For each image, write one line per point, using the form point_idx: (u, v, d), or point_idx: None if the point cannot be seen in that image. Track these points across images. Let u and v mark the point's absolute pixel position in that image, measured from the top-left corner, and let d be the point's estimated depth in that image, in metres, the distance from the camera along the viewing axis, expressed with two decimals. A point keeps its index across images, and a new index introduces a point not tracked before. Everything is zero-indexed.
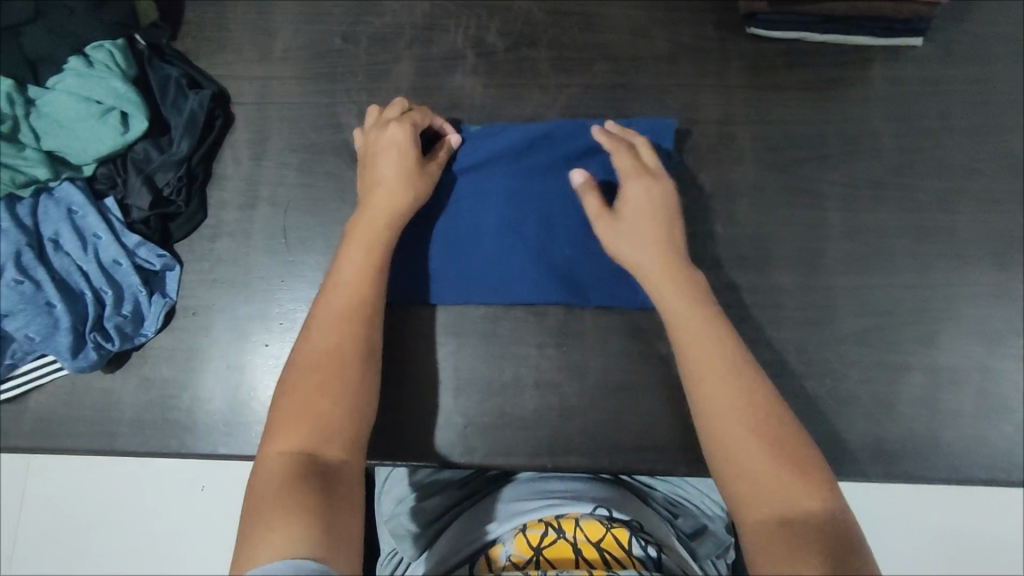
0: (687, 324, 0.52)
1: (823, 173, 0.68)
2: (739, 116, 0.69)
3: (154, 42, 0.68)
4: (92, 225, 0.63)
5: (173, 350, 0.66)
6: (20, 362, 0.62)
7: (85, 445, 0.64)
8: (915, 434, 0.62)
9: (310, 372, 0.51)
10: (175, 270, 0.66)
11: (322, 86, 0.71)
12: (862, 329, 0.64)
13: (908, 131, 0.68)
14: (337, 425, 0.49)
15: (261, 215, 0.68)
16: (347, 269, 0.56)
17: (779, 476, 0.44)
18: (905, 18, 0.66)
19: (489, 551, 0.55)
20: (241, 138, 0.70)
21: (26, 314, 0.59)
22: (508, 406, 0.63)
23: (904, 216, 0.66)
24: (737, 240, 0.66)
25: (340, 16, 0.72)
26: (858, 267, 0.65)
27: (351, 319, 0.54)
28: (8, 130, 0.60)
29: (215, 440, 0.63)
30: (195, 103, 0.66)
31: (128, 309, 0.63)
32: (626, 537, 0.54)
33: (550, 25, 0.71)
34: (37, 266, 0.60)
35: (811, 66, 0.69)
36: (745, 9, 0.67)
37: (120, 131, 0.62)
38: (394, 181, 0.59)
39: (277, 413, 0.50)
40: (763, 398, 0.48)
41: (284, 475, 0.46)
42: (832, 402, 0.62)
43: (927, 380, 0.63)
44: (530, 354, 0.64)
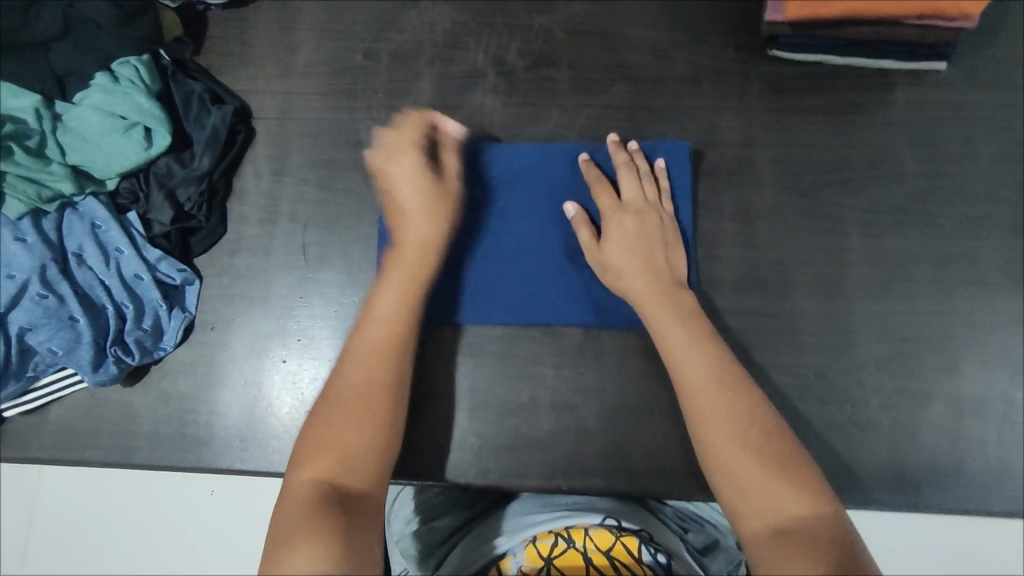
0: (690, 358, 0.63)
1: (845, 198, 0.76)
2: (758, 139, 0.78)
3: (177, 57, 0.78)
4: (115, 240, 0.73)
5: (191, 365, 0.77)
6: (41, 375, 0.73)
7: (103, 455, 0.75)
8: (935, 460, 0.71)
9: (342, 408, 0.59)
10: (194, 284, 0.77)
11: (342, 103, 0.81)
12: (883, 355, 0.73)
13: (931, 156, 0.77)
14: (364, 457, 0.57)
15: (282, 230, 0.79)
16: (381, 315, 0.65)
17: (773, 485, 0.54)
18: (930, 43, 0.74)
19: (500, 564, 0.62)
20: (264, 151, 0.81)
21: (49, 327, 0.70)
22: (524, 427, 0.73)
23: (926, 242, 0.75)
24: (756, 262, 0.75)
25: (362, 34, 0.82)
26: (878, 292, 0.74)
27: (385, 356, 0.62)
28: (35, 146, 0.71)
29: (234, 455, 0.74)
30: (217, 120, 0.75)
31: (147, 323, 0.74)
32: (636, 545, 0.60)
33: (569, 44, 0.81)
34: (61, 281, 0.71)
35: (833, 88, 0.78)
36: (769, 32, 0.75)
37: (143, 146, 0.72)
38: (416, 216, 0.70)
39: (309, 443, 0.57)
40: (763, 416, 0.58)
41: (309, 498, 0.52)
42: (853, 428, 0.72)
43: (948, 410, 0.72)
44: (546, 375, 0.74)
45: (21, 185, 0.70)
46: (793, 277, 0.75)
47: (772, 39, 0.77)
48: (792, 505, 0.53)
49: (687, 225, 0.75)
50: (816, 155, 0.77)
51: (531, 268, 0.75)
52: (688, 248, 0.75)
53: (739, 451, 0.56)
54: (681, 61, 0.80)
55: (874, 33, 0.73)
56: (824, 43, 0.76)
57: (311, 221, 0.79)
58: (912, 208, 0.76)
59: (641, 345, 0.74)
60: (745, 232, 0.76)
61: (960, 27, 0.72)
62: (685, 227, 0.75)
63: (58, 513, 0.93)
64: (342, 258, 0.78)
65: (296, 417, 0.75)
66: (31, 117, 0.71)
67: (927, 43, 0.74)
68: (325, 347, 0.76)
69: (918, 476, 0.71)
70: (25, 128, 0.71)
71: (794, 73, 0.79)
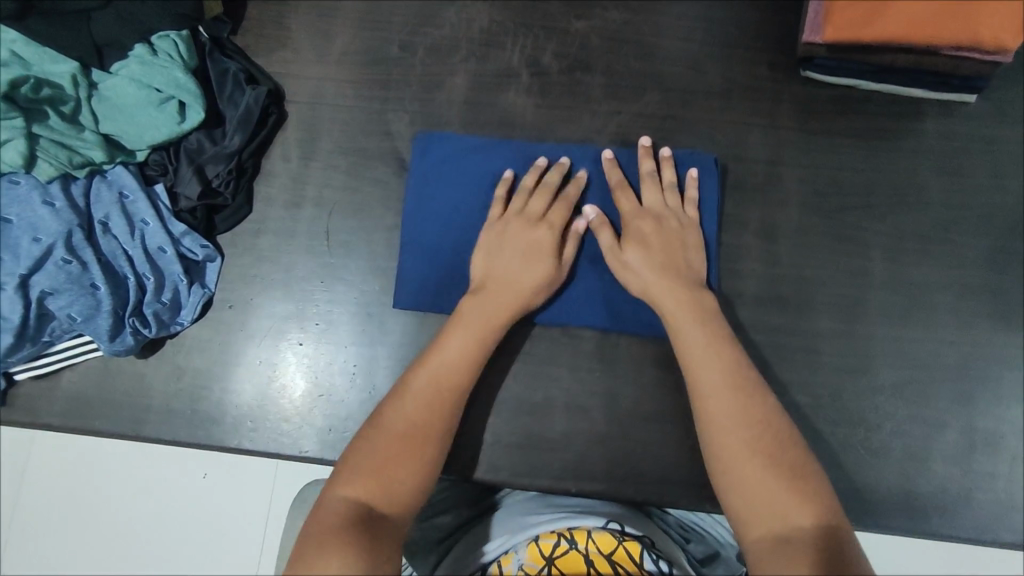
0: (707, 358, 0.61)
1: (869, 222, 0.76)
2: (787, 159, 0.77)
3: (215, 34, 0.75)
4: (141, 210, 0.70)
5: (207, 340, 0.74)
6: (56, 340, 0.69)
7: (113, 426, 0.72)
8: (948, 490, 0.71)
9: (397, 439, 0.57)
10: (215, 262, 0.75)
11: (376, 92, 0.79)
12: (899, 380, 0.73)
13: (955, 185, 0.77)
14: (407, 493, 0.55)
15: (308, 216, 0.77)
16: (449, 354, 0.63)
17: (775, 492, 0.54)
18: (962, 75, 0.73)
19: (503, 559, 0.62)
20: (294, 135, 0.78)
21: (69, 294, 0.66)
22: (536, 427, 0.71)
23: (947, 271, 0.75)
24: (775, 283, 0.75)
25: (398, 25, 0.80)
26: (900, 319, 0.74)
27: (444, 400, 0.60)
28: (70, 111, 0.67)
29: (243, 434, 0.72)
30: (251, 98, 0.73)
31: (166, 297, 0.71)
32: (637, 551, 0.60)
33: (606, 51, 0.79)
34: (86, 248, 0.67)
35: (866, 112, 0.78)
36: (805, 54, 0.75)
37: (177, 120, 0.69)
38: (517, 279, 0.67)
39: (353, 459, 0.56)
40: (772, 423, 0.58)
41: (346, 518, 0.52)
42: (865, 453, 0.71)
43: (962, 441, 0.72)
44: (561, 376, 0.72)
45: (53, 149, 0.66)
46: (817, 297, 0.74)
47: (806, 60, 0.77)
48: (797, 515, 0.53)
49: (711, 234, 0.73)
50: (843, 180, 0.77)
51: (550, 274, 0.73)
52: (710, 258, 0.73)
53: (753, 458, 0.56)
54: (716, 73, 0.79)
55: (907, 61, 0.73)
56: (857, 68, 0.76)
57: (337, 207, 0.77)
58: (935, 237, 0.76)
59: (659, 355, 0.72)
60: (769, 250, 0.75)
61: (996, 61, 0.71)
62: (708, 235, 0.73)
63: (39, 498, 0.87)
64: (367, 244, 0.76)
65: (309, 401, 0.73)
66: (67, 83, 0.67)
67: (962, 74, 0.73)
68: (344, 332, 0.74)
69: (925, 504, 0.70)
70: (62, 93, 0.67)
71: (825, 95, 0.78)
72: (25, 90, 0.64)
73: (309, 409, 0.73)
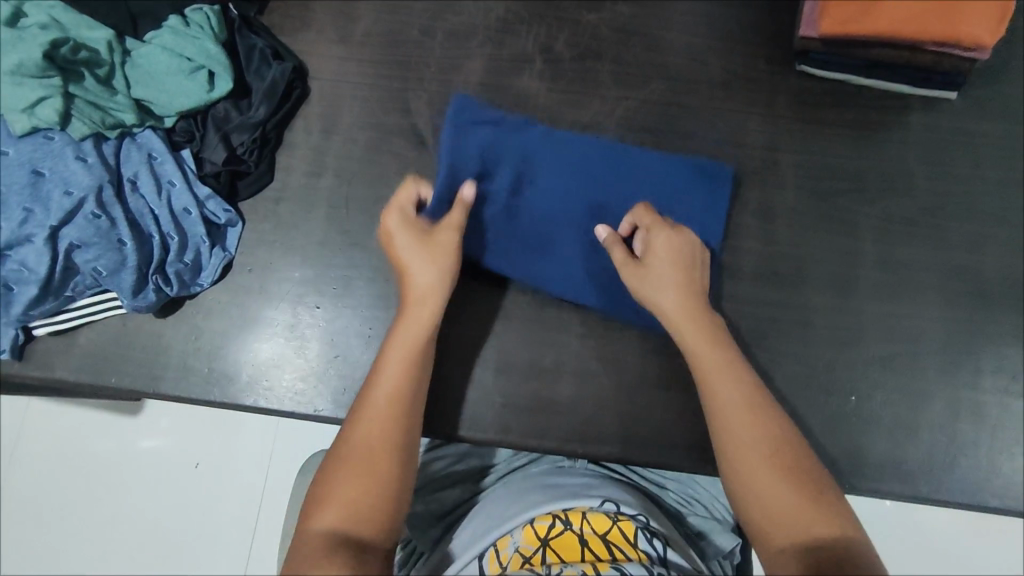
0: (714, 373, 0.60)
1: (859, 206, 0.77)
2: (783, 144, 0.79)
3: (244, 14, 0.79)
4: (168, 172, 0.73)
5: (225, 305, 0.75)
6: (78, 296, 0.72)
7: (129, 383, 0.73)
8: (932, 457, 0.72)
9: (354, 463, 0.55)
10: (237, 227, 0.76)
11: (397, 73, 0.81)
12: (886, 354, 0.74)
13: (940, 175, 0.78)
14: (378, 511, 0.53)
15: (328, 184, 0.78)
16: (388, 371, 0.60)
17: (789, 498, 0.53)
18: (946, 71, 0.76)
19: (499, 542, 0.59)
20: (316, 111, 0.80)
21: (97, 248, 0.69)
22: (546, 391, 0.71)
23: (933, 254, 0.76)
24: (773, 256, 0.76)
25: (419, 11, 0.83)
26: (888, 296, 0.75)
27: (398, 407, 0.58)
28: (105, 75, 0.72)
29: (258, 393, 0.73)
30: (276, 74, 0.76)
31: (188, 257, 0.73)
32: (631, 530, 0.58)
33: (615, 41, 0.82)
34: (115, 204, 0.70)
35: (855, 106, 0.80)
36: (802, 48, 0.78)
37: (206, 88, 0.74)
38: (420, 273, 0.64)
39: (324, 485, 0.54)
40: (777, 424, 0.57)
41: (322, 547, 0.50)
42: (856, 418, 0.72)
43: (947, 410, 0.73)
44: (569, 343, 0.73)
45: (86, 109, 0.70)
46: (813, 273, 0.76)
47: (803, 53, 0.79)
48: (807, 496, 0.53)
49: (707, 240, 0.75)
50: (837, 166, 0.79)
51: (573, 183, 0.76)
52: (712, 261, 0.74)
53: (750, 439, 0.56)
54: (718, 66, 0.82)
55: (896, 56, 0.76)
56: (849, 62, 0.78)
57: (356, 180, 0.78)
58: (924, 220, 0.77)
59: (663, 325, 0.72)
60: (767, 230, 0.77)
61: (974, 58, 0.74)
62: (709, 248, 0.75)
63: (40, 469, 0.99)
64: (385, 210, 0.78)
65: (322, 361, 0.74)
66: (103, 49, 0.72)
67: (942, 69, 0.76)
68: (356, 297, 0.75)
69: (914, 469, 0.71)
70: (98, 57, 0.71)
71: (818, 88, 0.81)
72: (64, 51, 0.68)
73: (325, 371, 0.74)
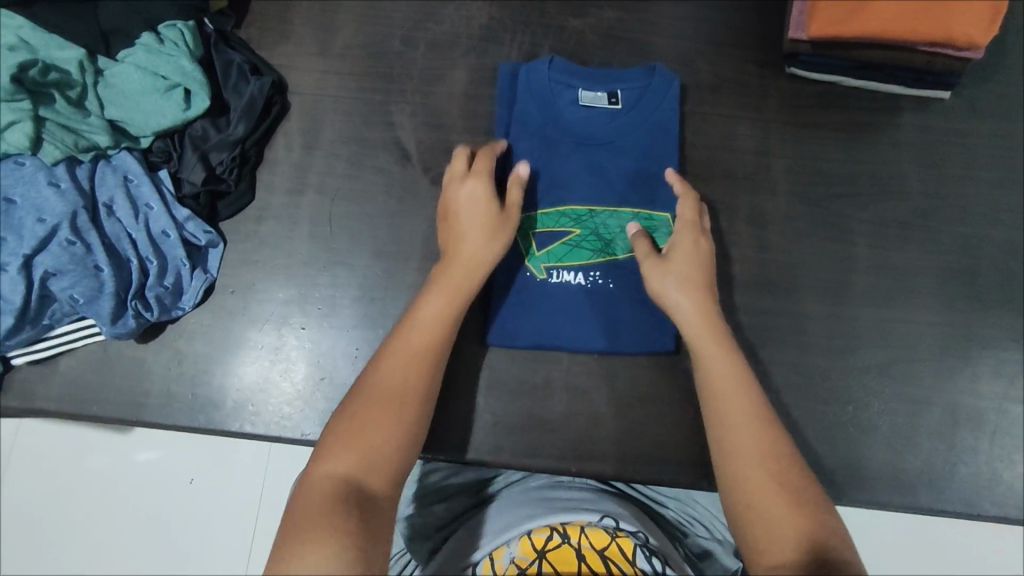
0: (723, 386, 0.55)
1: (853, 210, 0.73)
2: (776, 149, 0.75)
3: (220, 28, 0.71)
4: (146, 195, 0.65)
5: (210, 327, 0.68)
6: (56, 324, 0.64)
7: (111, 413, 0.66)
8: (933, 469, 0.67)
9: (381, 397, 0.51)
10: (218, 248, 0.69)
11: (379, 87, 0.74)
12: (883, 361, 0.70)
13: (934, 176, 0.75)
14: (391, 437, 0.49)
15: (310, 201, 0.71)
16: (420, 330, 0.56)
17: (775, 499, 0.48)
18: (938, 71, 0.72)
19: (493, 552, 0.55)
20: (296, 126, 0.73)
21: (73, 275, 0.61)
22: (538, 409, 0.66)
23: (927, 256, 0.72)
24: (764, 265, 0.72)
25: (400, 22, 0.76)
26: (881, 299, 0.71)
27: (423, 362, 0.54)
28: (77, 97, 0.63)
29: (244, 418, 0.66)
30: (255, 89, 0.69)
31: (169, 281, 0.65)
32: (631, 548, 0.52)
33: (602, 47, 0.77)
34: (90, 229, 0.62)
35: (847, 107, 0.76)
36: (790, 51, 0.73)
37: (182, 108, 0.65)
38: (478, 233, 0.60)
39: (335, 428, 0.49)
40: (779, 447, 0.51)
41: (331, 492, 0.45)
42: (855, 430, 0.68)
43: (946, 419, 0.69)
44: (561, 359, 0.67)
45: (57, 132, 0.62)
46: (806, 280, 0.71)
47: (791, 56, 0.75)
48: (825, 530, 0.47)
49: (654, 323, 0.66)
50: (828, 168, 0.74)
51: (604, 221, 0.68)
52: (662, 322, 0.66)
53: (759, 473, 0.50)
54: (708, 72, 0.77)
55: (885, 58, 0.71)
56: (840, 65, 0.74)
57: (338, 193, 0.71)
58: (918, 223, 0.73)
59: (656, 369, 0.67)
60: (756, 235, 0.72)
61: (968, 57, 0.70)
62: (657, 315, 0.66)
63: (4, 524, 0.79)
64: (366, 223, 0.71)
65: (310, 385, 0.67)
66: (73, 69, 0.62)
67: (935, 70, 0.72)
68: (346, 313, 0.68)
69: (914, 480, 0.67)
70: (69, 78, 0.62)
71: (812, 91, 0.77)
72: (32, 73, 0.60)
73: (311, 395, 0.67)
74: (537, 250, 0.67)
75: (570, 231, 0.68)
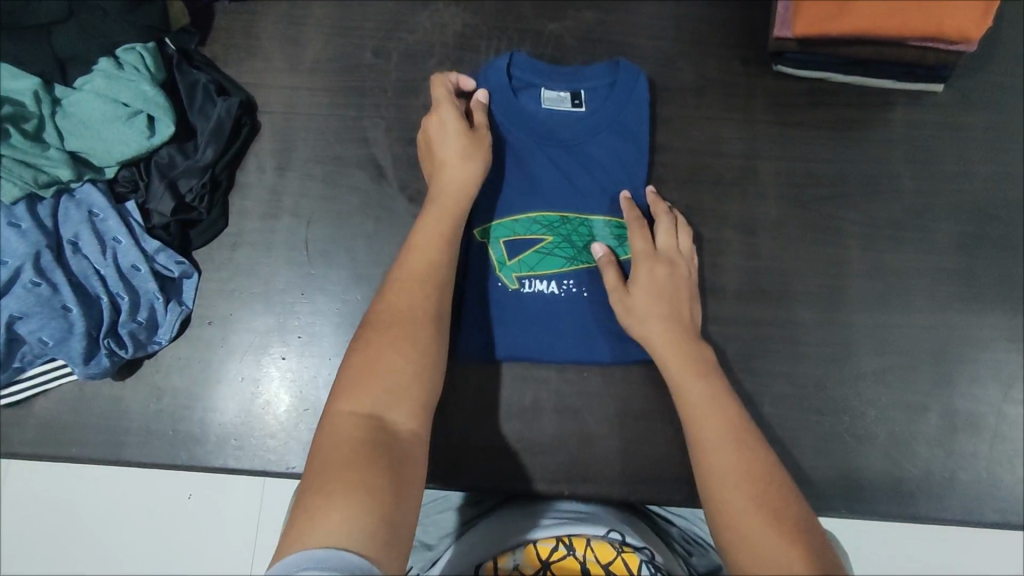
0: (707, 417, 0.59)
1: (844, 212, 0.82)
2: (762, 151, 0.84)
3: (183, 46, 0.81)
4: (112, 229, 0.74)
5: (189, 357, 0.78)
6: (28, 366, 0.74)
7: (91, 452, 0.75)
8: (932, 473, 0.77)
9: (388, 332, 0.59)
10: (192, 278, 0.78)
11: (352, 100, 0.84)
12: (882, 368, 0.79)
13: (928, 175, 0.83)
14: (402, 367, 0.57)
15: (285, 225, 0.81)
16: (418, 256, 0.65)
17: (758, 520, 0.51)
18: (931, 65, 0.80)
19: (496, 557, 0.62)
20: (269, 145, 0.83)
21: (41, 317, 0.70)
22: (528, 429, 0.76)
23: (924, 258, 0.81)
24: (758, 274, 0.80)
25: (371, 31, 0.86)
26: (876, 301, 0.80)
27: (426, 291, 0.62)
28: (33, 129, 0.72)
29: (227, 454, 0.76)
30: (223, 110, 0.77)
31: (142, 316, 0.75)
32: (635, 563, 0.61)
33: (581, 50, 0.86)
34: (55, 268, 0.72)
35: (832, 105, 0.85)
36: (777, 49, 0.81)
37: (145, 134, 0.74)
38: (456, 161, 0.70)
39: (349, 368, 0.57)
40: (763, 467, 0.54)
41: (352, 434, 0.52)
42: (852, 438, 0.77)
43: (945, 423, 0.78)
44: (549, 380, 0.77)
45: (16, 168, 0.70)
46: (795, 286, 0.80)
47: (779, 54, 0.83)
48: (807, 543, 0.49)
49: None
50: (817, 171, 0.83)
51: (576, 227, 0.77)
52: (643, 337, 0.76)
53: (731, 470, 0.54)
54: (688, 70, 0.86)
55: (879, 53, 0.79)
56: (828, 60, 0.82)
57: (314, 216, 0.81)
58: (909, 224, 0.82)
59: (642, 375, 0.77)
60: (749, 242, 0.81)
61: (961, 50, 0.78)
62: None
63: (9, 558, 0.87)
64: (354, 249, 0.80)
65: (295, 416, 0.77)
66: (30, 100, 0.72)
67: (929, 64, 0.80)
68: (327, 345, 0.78)
69: (914, 489, 0.76)
70: (24, 110, 0.72)
71: (798, 88, 0.85)
72: None
73: (294, 426, 0.77)
74: (508, 258, 0.76)
75: (542, 239, 0.76)
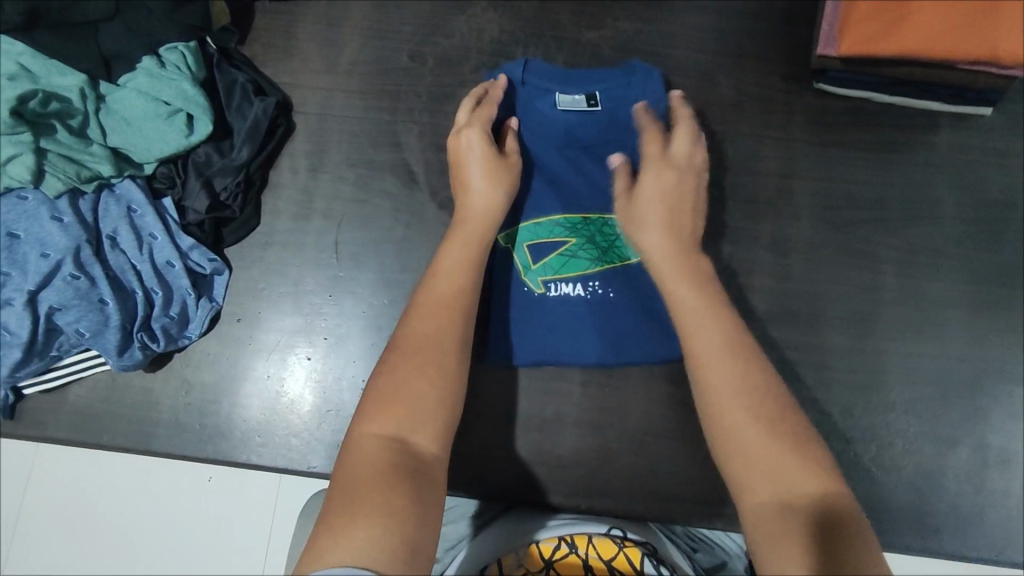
0: (714, 351, 0.54)
1: (880, 237, 0.80)
2: (798, 171, 0.81)
3: (223, 46, 0.79)
4: (149, 225, 0.74)
5: (218, 354, 0.77)
6: (65, 354, 0.73)
7: (123, 440, 0.75)
8: (959, 510, 0.74)
9: (410, 352, 0.54)
10: (222, 275, 0.77)
11: (387, 104, 0.82)
12: (909, 399, 0.76)
13: (968, 199, 0.81)
14: (425, 386, 0.52)
15: (317, 227, 0.80)
16: (446, 270, 0.61)
17: (777, 464, 0.48)
18: (980, 87, 0.77)
19: (499, 558, 0.61)
20: (302, 147, 0.81)
21: (79, 309, 0.70)
22: (547, 444, 0.74)
23: (962, 287, 0.79)
24: (792, 296, 0.78)
25: (408, 35, 0.84)
26: (909, 331, 0.78)
27: (450, 313, 0.58)
28: (79, 125, 0.71)
29: (251, 449, 0.75)
30: (259, 111, 0.76)
31: (174, 311, 0.74)
32: (637, 557, 0.60)
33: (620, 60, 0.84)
34: (94, 262, 0.71)
35: (874, 126, 0.82)
36: (819, 66, 0.79)
37: (185, 133, 0.73)
38: (484, 185, 0.67)
39: (371, 394, 0.52)
40: (774, 397, 0.51)
41: (377, 459, 0.47)
42: (876, 468, 0.74)
43: (973, 458, 0.75)
44: (572, 395, 0.75)
45: (61, 162, 0.70)
46: (830, 311, 0.78)
47: (821, 72, 0.81)
48: (813, 484, 0.47)
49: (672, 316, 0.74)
50: (856, 194, 0.81)
51: (599, 228, 0.75)
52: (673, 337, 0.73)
53: (716, 358, 0.54)
54: (727, 85, 0.83)
55: (923, 75, 0.77)
56: (870, 80, 0.80)
57: (346, 220, 0.80)
58: (949, 251, 0.80)
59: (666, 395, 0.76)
60: (781, 264, 0.79)
61: (1012, 75, 0.74)
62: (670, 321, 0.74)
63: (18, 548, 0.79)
64: (383, 252, 0.79)
65: (318, 417, 0.76)
66: (76, 97, 0.70)
67: (978, 88, 0.77)
68: (354, 345, 0.77)
69: (936, 524, 0.73)
70: (70, 107, 0.70)
71: (840, 107, 0.83)
72: (33, 106, 0.68)
73: (318, 426, 0.76)
74: (533, 264, 0.74)
75: (565, 241, 0.75)
